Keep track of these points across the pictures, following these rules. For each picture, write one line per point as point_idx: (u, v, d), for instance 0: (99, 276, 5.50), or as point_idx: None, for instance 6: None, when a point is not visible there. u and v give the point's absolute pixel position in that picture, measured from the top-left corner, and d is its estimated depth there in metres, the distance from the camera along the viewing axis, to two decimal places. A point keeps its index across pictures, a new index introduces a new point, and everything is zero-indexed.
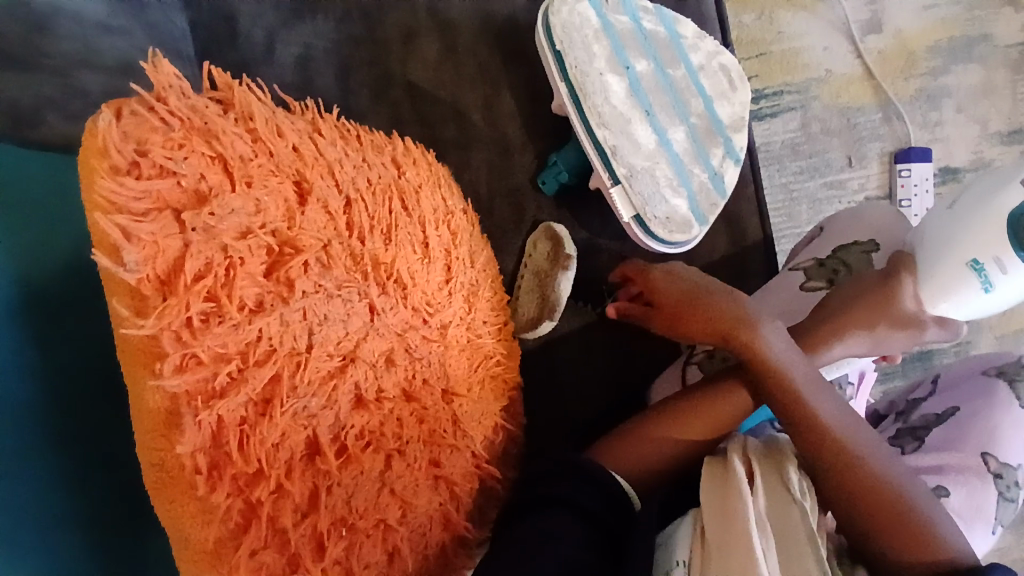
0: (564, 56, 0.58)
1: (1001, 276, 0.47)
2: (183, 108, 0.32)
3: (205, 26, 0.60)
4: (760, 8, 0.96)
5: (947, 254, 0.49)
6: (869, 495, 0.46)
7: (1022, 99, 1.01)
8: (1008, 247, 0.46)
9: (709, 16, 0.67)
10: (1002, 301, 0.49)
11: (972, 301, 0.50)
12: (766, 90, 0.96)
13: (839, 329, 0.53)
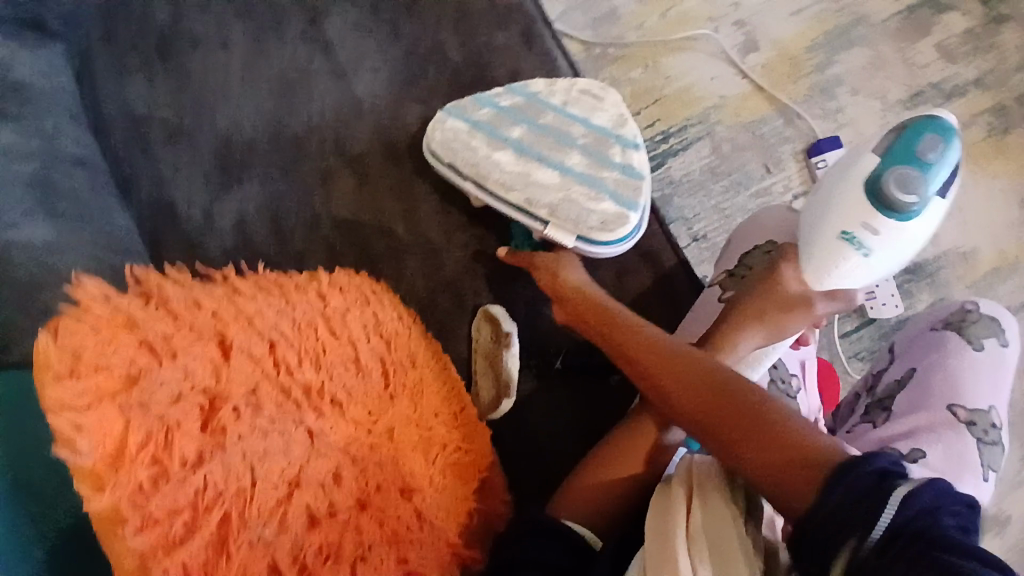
0: (451, 159, 0.67)
1: (873, 238, 0.53)
2: (107, 309, 0.39)
3: (151, 218, 0.69)
4: (645, 61, 1.09)
5: (821, 232, 0.55)
6: (755, 440, 0.45)
7: (911, 65, 1.09)
8: (873, 210, 0.52)
9: (564, 71, 0.73)
10: (883, 264, 0.54)
11: (857, 269, 0.54)
12: (671, 128, 1.07)
13: (742, 322, 0.57)
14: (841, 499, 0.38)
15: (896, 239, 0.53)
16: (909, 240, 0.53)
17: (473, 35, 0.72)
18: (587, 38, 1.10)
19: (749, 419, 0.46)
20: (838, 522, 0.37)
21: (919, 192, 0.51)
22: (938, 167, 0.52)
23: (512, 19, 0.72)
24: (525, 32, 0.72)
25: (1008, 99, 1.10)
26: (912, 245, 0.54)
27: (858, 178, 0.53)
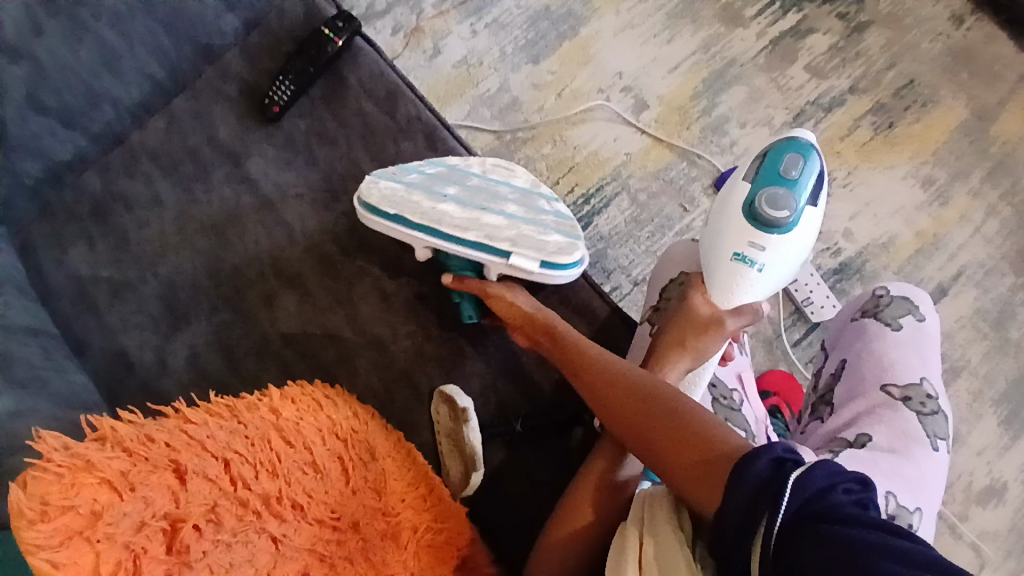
0: (392, 222, 0.69)
1: (761, 253, 0.63)
2: (68, 457, 0.50)
3: (107, 372, 0.74)
4: (553, 137, 1.25)
5: (718, 258, 0.65)
6: (682, 444, 0.53)
7: (786, 90, 1.24)
8: (755, 231, 0.63)
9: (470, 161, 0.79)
10: (774, 275, 0.65)
11: (755, 282, 0.64)
12: (590, 190, 1.22)
13: (665, 353, 0.63)
14: (730, 493, 0.47)
15: (779, 250, 0.64)
16: (791, 248, 0.64)
17: (382, 149, 0.80)
18: (498, 128, 1.25)
19: (675, 425, 0.54)
20: (729, 511, 0.46)
21: (785, 207, 0.63)
22: (795, 185, 0.64)
23: (414, 129, 0.80)
24: (427, 138, 0.80)
25: (880, 101, 1.23)
26: (795, 252, 0.65)
27: (736, 205, 0.66)
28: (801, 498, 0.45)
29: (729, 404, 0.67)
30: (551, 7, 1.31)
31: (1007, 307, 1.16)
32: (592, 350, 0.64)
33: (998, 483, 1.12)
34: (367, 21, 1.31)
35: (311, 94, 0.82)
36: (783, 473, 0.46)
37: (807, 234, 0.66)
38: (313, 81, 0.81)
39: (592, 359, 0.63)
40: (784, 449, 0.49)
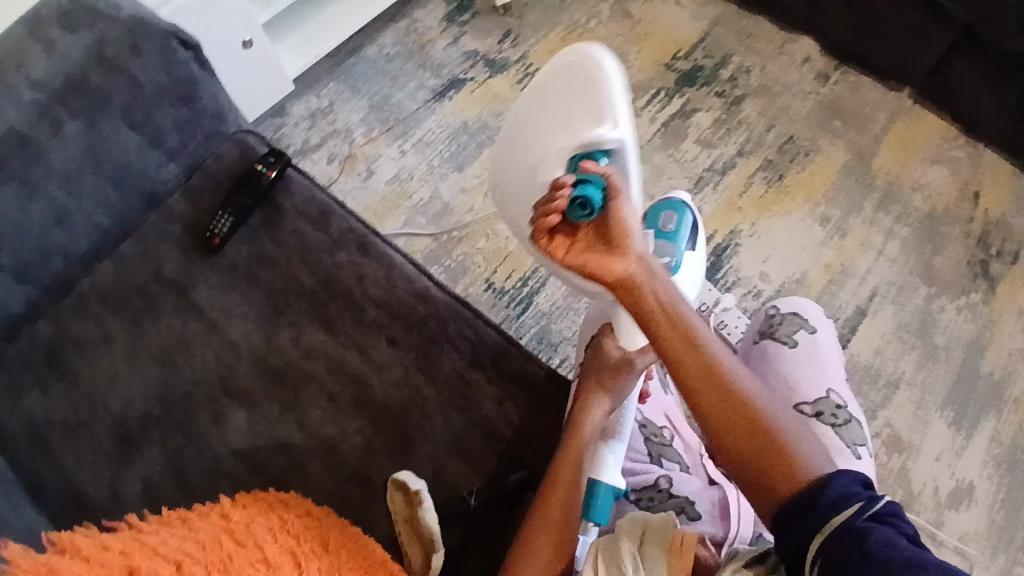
0: (603, 94, 0.78)
1: (652, 291, 0.82)
2: (21, 565, 0.51)
3: (60, 511, 0.77)
4: (484, 233, 1.36)
5: (621, 302, 0.83)
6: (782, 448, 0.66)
7: (684, 161, 1.40)
8: (643, 273, 0.82)
9: (399, 263, 0.86)
10: (665, 310, 0.83)
11: (651, 317, 0.83)
12: (527, 274, 1.32)
13: (591, 397, 0.74)
14: (807, 512, 0.62)
15: (668, 287, 0.82)
16: (679, 284, 0.83)
17: (319, 260, 0.87)
18: (433, 231, 1.36)
19: (766, 432, 0.67)
20: (806, 522, 0.62)
21: (666, 254, 0.82)
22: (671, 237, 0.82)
23: (346, 240, 0.87)
24: (361, 244, 0.87)
25: (768, 158, 1.39)
26: (679, 290, 0.82)
27: (627, 258, 0.83)
28: (865, 516, 0.59)
29: (659, 440, 0.83)
30: (469, 123, 1.48)
31: (926, 317, 1.24)
32: (705, 331, 0.70)
33: (965, 483, 1.12)
34: (303, 155, 1.46)
35: (249, 223, 0.90)
36: (860, 502, 0.61)
37: (687, 275, 0.83)
38: (251, 212, 0.90)
39: (705, 344, 0.69)
40: (863, 484, 0.64)
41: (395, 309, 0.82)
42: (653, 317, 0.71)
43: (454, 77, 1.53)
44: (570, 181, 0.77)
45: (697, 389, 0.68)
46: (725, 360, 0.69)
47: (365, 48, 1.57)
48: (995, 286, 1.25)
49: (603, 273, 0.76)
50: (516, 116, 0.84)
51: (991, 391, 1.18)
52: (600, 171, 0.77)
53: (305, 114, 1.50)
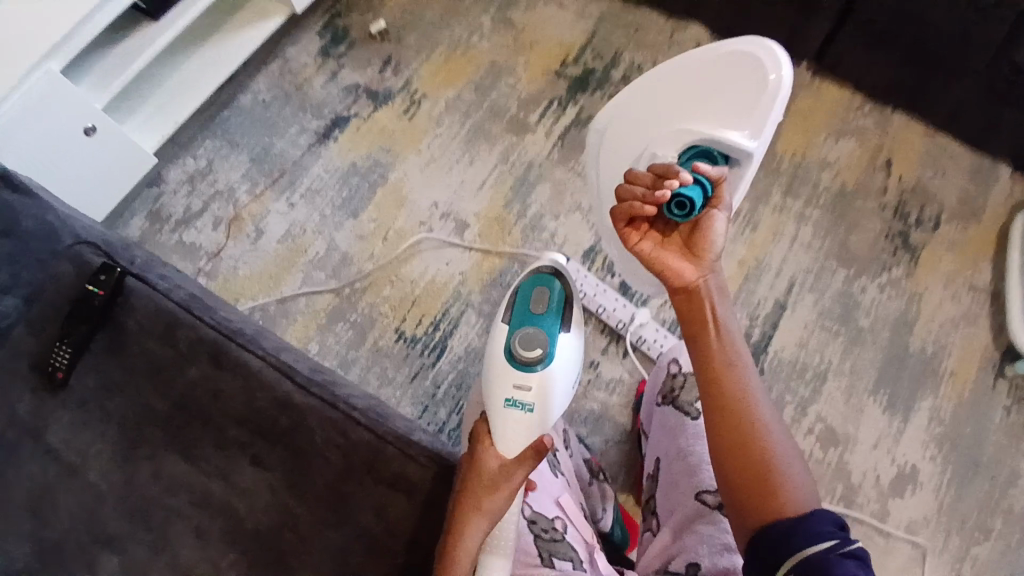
0: (760, 101, 0.74)
1: (525, 397, 0.72)
2: None
3: None
4: (389, 279, 1.29)
5: (494, 410, 0.72)
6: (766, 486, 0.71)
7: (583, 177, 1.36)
8: (518, 377, 0.73)
9: (256, 366, 0.81)
10: (544, 416, 0.73)
11: (530, 426, 0.71)
12: (437, 317, 1.25)
13: (462, 524, 0.62)
14: (792, 536, 0.66)
15: (541, 387, 0.73)
16: (552, 384, 0.74)
17: (171, 381, 0.81)
18: (335, 285, 1.28)
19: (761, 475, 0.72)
20: (787, 545, 0.66)
21: (537, 347, 0.74)
22: (547, 324, 0.76)
23: (197, 352, 0.82)
24: (213, 355, 0.82)
25: None
26: (559, 381, 0.75)
27: (499, 351, 0.76)
28: (839, 552, 0.64)
29: (552, 537, 0.70)
30: (357, 163, 1.40)
31: (848, 300, 1.20)
32: (742, 356, 0.77)
33: (908, 467, 1.09)
34: (187, 224, 1.36)
35: (92, 350, 0.84)
36: (836, 539, 0.65)
37: (569, 358, 0.77)
38: (93, 336, 0.84)
39: (727, 374, 0.76)
40: (838, 522, 0.68)
41: (255, 426, 0.78)
42: (705, 327, 0.77)
43: (336, 115, 1.45)
44: (703, 170, 0.74)
45: (728, 396, 0.75)
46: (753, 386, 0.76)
47: (236, 97, 1.47)
48: (916, 255, 1.21)
49: (674, 276, 0.77)
50: (632, 96, 0.82)
51: (923, 368, 1.15)
52: (713, 174, 0.74)
53: (183, 179, 1.40)
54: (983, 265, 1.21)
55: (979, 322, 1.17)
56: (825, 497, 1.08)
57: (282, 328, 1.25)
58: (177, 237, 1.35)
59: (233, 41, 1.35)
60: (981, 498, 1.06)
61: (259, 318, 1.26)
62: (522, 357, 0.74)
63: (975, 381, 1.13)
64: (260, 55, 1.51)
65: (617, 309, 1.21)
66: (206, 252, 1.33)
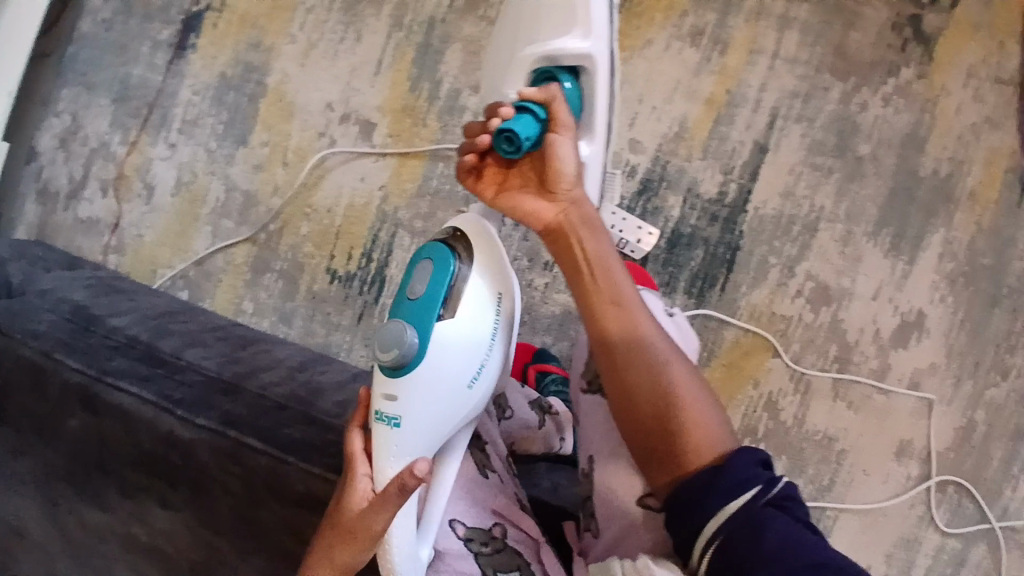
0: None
1: (394, 406, 0.63)
2: None
3: None
4: (304, 212, 1.12)
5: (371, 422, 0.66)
6: (660, 427, 0.63)
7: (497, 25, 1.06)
8: (386, 384, 0.64)
9: (130, 403, 0.73)
10: (417, 427, 0.64)
11: (399, 441, 0.63)
12: (367, 245, 1.10)
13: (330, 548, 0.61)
14: (707, 497, 0.58)
15: (408, 394, 0.63)
16: (418, 385, 0.63)
17: (55, 435, 0.76)
18: (248, 233, 1.13)
19: (653, 412, 0.63)
20: (701, 506, 0.58)
21: (393, 347, 0.62)
22: (413, 309, 0.64)
23: (71, 400, 0.75)
24: (86, 400, 0.74)
25: None
26: (432, 386, 0.64)
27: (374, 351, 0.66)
28: (762, 501, 0.56)
29: (491, 550, 0.68)
30: (226, 74, 1.14)
31: (845, 124, 0.99)
32: (624, 288, 0.67)
33: (913, 314, 0.99)
34: (77, 196, 1.18)
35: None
36: (757, 487, 0.57)
37: (441, 356, 0.64)
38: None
39: (605, 315, 0.66)
40: (760, 463, 0.59)
41: (152, 469, 0.73)
42: (578, 268, 0.68)
43: (185, 14, 1.16)
44: (535, 92, 0.66)
45: (607, 329, 0.65)
46: (639, 319, 0.66)
47: (74, 21, 1.19)
48: (929, 46, 0.98)
49: (533, 218, 0.70)
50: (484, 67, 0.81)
51: (933, 195, 0.98)
52: (541, 96, 0.66)
53: (54, 144, 1.19)
54: (1008, 47, 0.98)
55: (1003, 124, 0.98)
56: (817, 363, 1.00)
57: (211, 292, 1.15)
58: (72, 215, 1.18)
59: None
60: (1000, 333, 0.98)
61: (184, 285, 1.15)
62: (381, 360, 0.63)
63: (996, 201, 0.98)
64: None
65: None
66: (106, 224, 1.18)
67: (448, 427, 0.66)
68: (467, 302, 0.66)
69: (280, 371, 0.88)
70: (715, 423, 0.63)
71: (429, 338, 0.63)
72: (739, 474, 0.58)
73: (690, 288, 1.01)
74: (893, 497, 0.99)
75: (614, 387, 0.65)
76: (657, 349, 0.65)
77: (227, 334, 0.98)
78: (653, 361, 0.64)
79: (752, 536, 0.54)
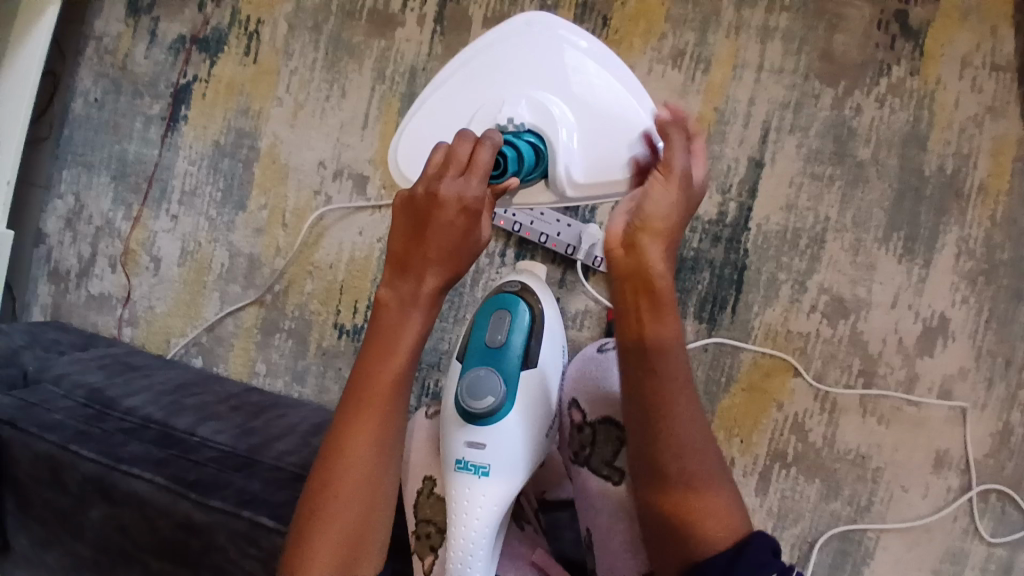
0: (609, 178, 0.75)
1: (481, 453, 0.65)
2: None
3: None
4: (306, 269, 1.13)
5: (446, 470, 0.67)
6: (674, 493, 0.61)
7: None
8: (473, 430, 0.66)
9: (145, 493, 0.72)
10: (501, 474, 0.65)
11: (481, 490, 0.64)
12: (370, 297, 1.11)
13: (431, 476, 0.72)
14: None
15: (494, 442, 0.65)
16: (504, 433, 0.66)
17: (79, 527, 0.76)
18: (254, 295, 1.14)
19: (672, 476, 0.61)
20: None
21: (485, 395, 0.66)
22: (501, 362, 0.70)
23: (90, 492, 0.75)
24: (103, 492, 0.74)
25: (578, 6, 1.02)
26: (516, 434, 0.67)
27: (452, 400, 0.70)
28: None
29: None
30: (220, 142, 1.16)
31: (843, 129, 0.96)
32: (680, 353, 0.65)
33: (936, 319, 0.95)
34: (88, 274, 1.21)
35: (6, 513, 0.81)
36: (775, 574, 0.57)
37: (524, 409, 0.68)
38: (1, 500, 0.80)
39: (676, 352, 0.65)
40: (774, 550, 0.59)
41: (173, 555, 0.73)
42: (638, 317, 0.65)
43: (174, 87, 1.18)
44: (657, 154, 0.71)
45: (651, 382, 0.64)
46: (686, 389, 0.64)
47: (69, 104, 1.22)
48: (921, 40, 0.96)
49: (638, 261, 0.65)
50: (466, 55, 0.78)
51: (941, 191, 0.95)
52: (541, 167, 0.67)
53: (61, 225, 1.22)
54: (1004, 31, 0.95)
55: (1009, 111, 0.94)
56: (840, 378, 0.96)
57: (224, 357, 1.15)
58: (84, 292, 1.21)
59: (21, 50, 1.07)
60: None
61: (197, 353, 1.17)
62: (469, 407, 0.66)
63: (1011, 191, 0.94)
64: (65, 34, 1.23)
65: (561, 234, 1.00)
66: (118, 298, 1.20)
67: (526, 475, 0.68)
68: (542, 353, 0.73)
69: (293, 438, 0.87)
70: (737, 509, 0.62)
71: (516, 387, 0.68)
72: (757, 556, 0.57)
73: (700, 312, 0.98)
74: (935, 510, 0.95)
75: (642, 446, 0.63)
76: (694, 417, 0.63)
77: (240, 402, 0.98)
78: (685, 426, 0.62)
79: None
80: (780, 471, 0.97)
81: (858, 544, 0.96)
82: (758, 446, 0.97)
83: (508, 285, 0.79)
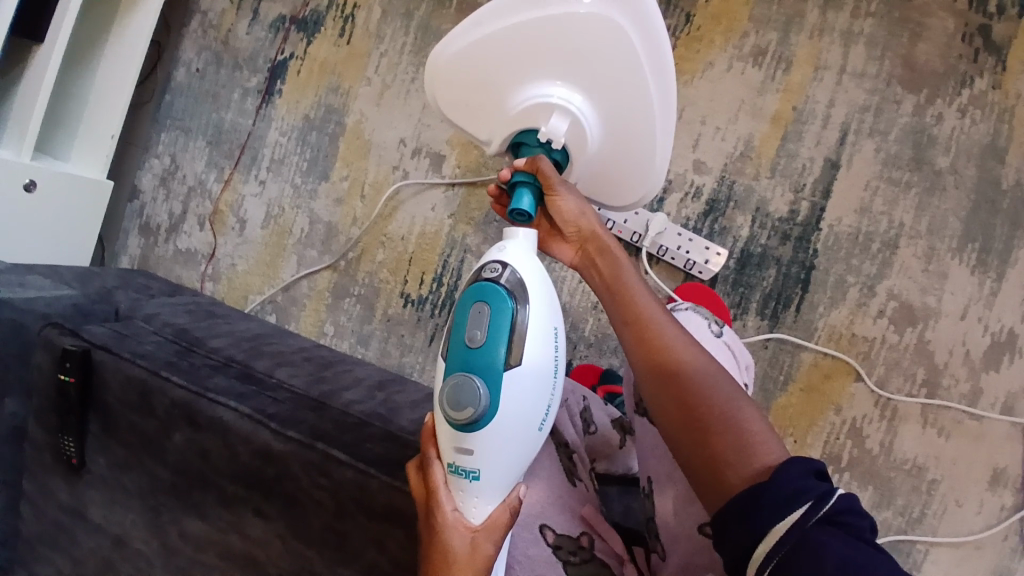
0: (629, 161, 0.75)
1: (471, 460, 0.62)
2: None
3: None
4: (379, 239, 1.19)
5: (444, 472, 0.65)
6: (687, 420, 0.59)
7: None
8: (461, 439, 0.63)
9: (228, 419, 0.78)
10: (495, 476, 0.63)
11: (476, 493, 0.62)
12: (436, 270, 1.16)
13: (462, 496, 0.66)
14: (747, 515, 0.51)
15: (483, 448, 0.62)
16: (493, 436, 0.62)
17: (162, 448, 0.82)
18: (329, 261, 1.21)
19: (679, 410, 0.60)
20: (747, 526, 0.50)
21: (467, 404, 0.61)
22: (484, 364, 0.63)
23: (176, 416, 0.80)
24: (189, 416, 0.80)
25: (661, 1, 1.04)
26: (507, 435, 0.63)
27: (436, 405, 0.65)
28: (815, 518, 0.48)
29: (581, 559, 0.68)
30: (310, 116, 1.24)
31: (922, 136, 0.95)
32: (653, 304, 0.67)
33: (1005, 334, 0.93)
34: (176, 230, 1.31)
35: (92, 432, 0.86)
36: (807, 503, 0.49)
37: (513, 408, 0.63)
38: (88, 419, 0.86)
39: (629, 324, 0.66)
40: (813, 473, 0.52)
41: (247, 478, 0.78)
42: (605, 287, 0.71)
43: (271, 64, 1.27)
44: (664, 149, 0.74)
45: (633, 329, 0.66)
46: (670, 330, 0.65)
47: (172, 73, 1.32)
48: (1003, 55, 0.94)
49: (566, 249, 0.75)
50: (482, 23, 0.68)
51: (1018, 205, 0.94)
52: (528, 166, 0.70)
53: (156, 183, 1.32)
54: None
55: None
56: (902, 387, 0.95)
57: (296, 317, 1.23)
58: (172, 246, 1.31)
59: (132, 20, 1.17)
60: None
61: (272, 311, 1.24)
62: (454, 418, 0.62)
63: None
64: (175, 10, 1.33)
65: (628, 221, 1.01)
66: (203, 255, 1.29)
67: (520, 466, 0.65)
68: (527, 345, 0.64)
69: (359, 391, 0.93)
70: (766, 429, 0.57)
71: (498, 391, 0.62)
72: (784, 480, 0.50)
73: (763, 309, 0.98)
74: (986, 527, 0.93)
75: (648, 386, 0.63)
76: (694, 352, 0.62)
77: (311, 355, 1.04)
78: (689, 358, 0.62)
79: (808, 566, 0.47)
80: (834, 476, 0.95)
81: (907, 556, 0.94)
82: (812, 448, 0.97)
83: (490, 264, 0.68)
